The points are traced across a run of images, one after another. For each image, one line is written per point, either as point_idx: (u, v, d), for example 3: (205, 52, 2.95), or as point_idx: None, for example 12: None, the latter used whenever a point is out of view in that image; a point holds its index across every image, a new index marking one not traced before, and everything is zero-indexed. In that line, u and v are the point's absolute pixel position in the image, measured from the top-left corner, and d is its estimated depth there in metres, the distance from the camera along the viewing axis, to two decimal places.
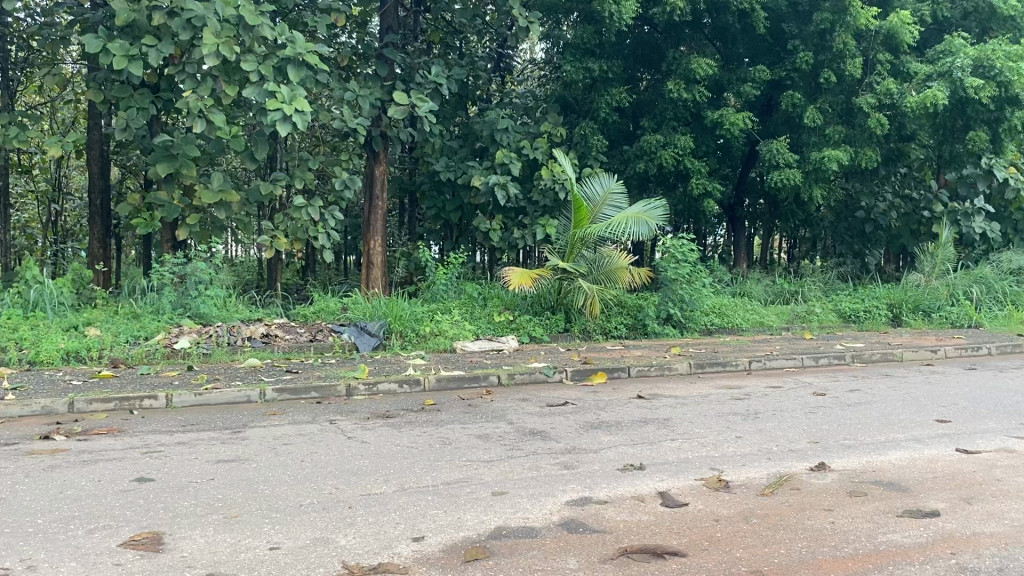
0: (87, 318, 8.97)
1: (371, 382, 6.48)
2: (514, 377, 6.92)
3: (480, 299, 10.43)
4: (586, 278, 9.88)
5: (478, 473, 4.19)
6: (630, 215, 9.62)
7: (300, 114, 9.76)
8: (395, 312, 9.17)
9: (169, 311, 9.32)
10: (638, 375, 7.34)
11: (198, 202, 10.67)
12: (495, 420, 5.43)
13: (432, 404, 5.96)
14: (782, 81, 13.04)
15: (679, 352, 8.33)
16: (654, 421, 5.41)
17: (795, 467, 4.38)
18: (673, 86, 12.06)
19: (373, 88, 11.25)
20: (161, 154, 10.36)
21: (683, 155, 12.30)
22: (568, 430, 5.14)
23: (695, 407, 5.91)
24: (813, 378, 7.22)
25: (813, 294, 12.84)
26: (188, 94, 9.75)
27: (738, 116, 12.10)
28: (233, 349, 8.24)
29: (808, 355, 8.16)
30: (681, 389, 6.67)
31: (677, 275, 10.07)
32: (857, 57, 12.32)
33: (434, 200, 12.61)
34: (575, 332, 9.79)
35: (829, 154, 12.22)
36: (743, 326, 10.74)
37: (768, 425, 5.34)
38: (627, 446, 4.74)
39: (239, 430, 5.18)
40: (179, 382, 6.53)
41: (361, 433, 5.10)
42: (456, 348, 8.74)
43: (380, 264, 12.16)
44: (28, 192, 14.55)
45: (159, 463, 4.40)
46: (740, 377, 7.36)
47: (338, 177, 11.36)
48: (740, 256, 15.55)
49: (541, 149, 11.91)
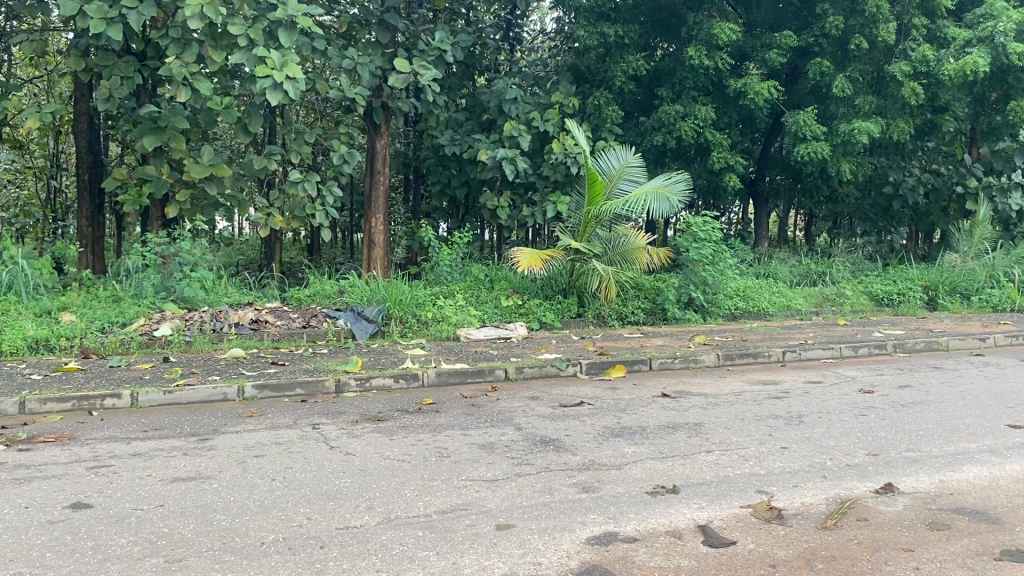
0: (63, 302, 8.32)
1: (363, 377, 5.80)
2: (523, 371, 6.22)
3: (487, 282, 9.71)
4: (600, 259, 9.13)
5: (480, 498, 3.50)
6: (649, 191, 8.77)
7: (291, 81, 8.94)
8: (395, 296, 8.47)
9: (151, 296, 8.60)
10: (660, 368, 6.65)
11: (187, 177, 9.96)
12: (502, 424, 4.75)
13: (430, 405, 5.28)
14: (810, 49, 12.20)
15: (705, 341, 7.59)
16: (683, 427, 4.72)
17: (857, 490, 3.68)
18: (694, 52, 11.26)
19: (373, 56, 10.49)
20: (149, 126, 9.68)
21: (704, 126, 11.52)
22: (585, 439, 4.45)
23: (729, 409, 5.21)
24: (854, 372, 6.50)
25: (842, 275, 12.08)
26: (172, 60, 9.05)
27: (762, 85, 11.28)
28: (218, 337, 7.56)
29: (846, 345, 7.44)
30: (709, 385, 5.97)
31: (699, 256, 9.32)
32: (891, 21, 11.48)
33: (439, 175, 11.93)
34: (590, 317, 9.11)
35: (859, 126, 11.41)
36: (769, 310, 10.06)
37: (815, 433, 4.63)
38: (656, 461, 4.05)
39: (207, 437, 4.50)
40: (151, 377, 5.86)
41: (346, 441, 4.42)
42: (461, 336, 8.09)
43: (381, 244, 11.43)
44: (21, 168, 13.96)
45: (105, 481, 3.73)
46: (773, 370, 6.65)
47: (338, 151, 10.63)
48: (761, 236, 14.79)
49: (552, 121, 11.11)
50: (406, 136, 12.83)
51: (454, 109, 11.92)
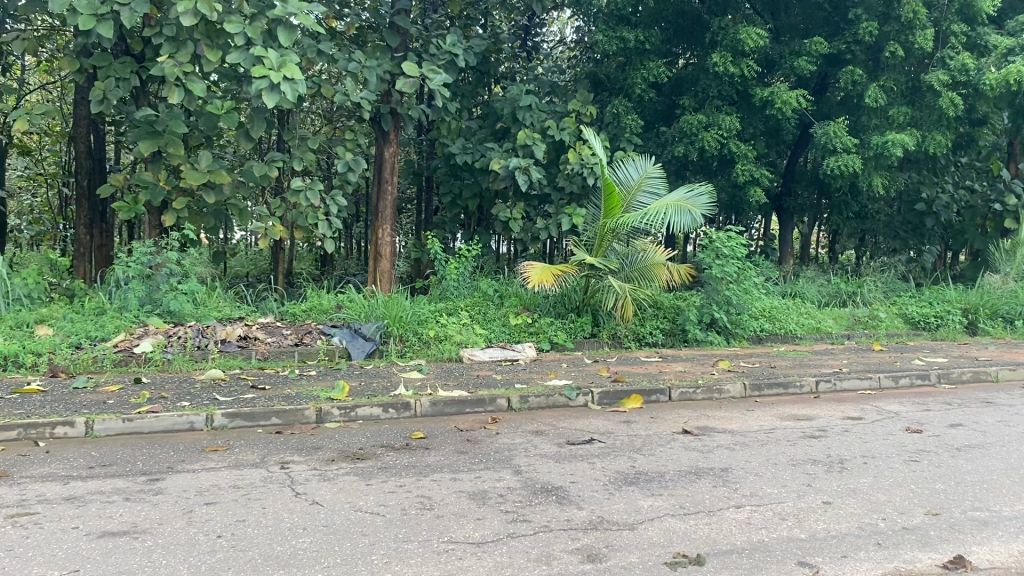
0: (42, 314, 7.79)
1: (348, 405, 5.20)
2: (527, 401, 5.60)
3: (496, 298, 9.10)
4: (617, 276, 8.51)
5: (462, 569, 2.89)
6: (669, 203, 8.10)
7: (290, 82, 8.36)
8: (394, 313, 7.88)
9: (134, 309, 8.02)
10: (680, 399, 6.01)
11: (185, 184, 9.41)
12: (499, 467, 4.13)
13: (419, 440, 4.67)
14: (840, 56, 11.56)
15: (729, 367, 6.94)
16: (708, 474, 4.08)
17: (921, 564, 3.03)
18: (718, 59, 10.63)
19: (381, 60, 9.94)
20: (145, 130, 9.14)
21: (728, 137, 10.87)
22: (594, 488, 3.82)
23: (760, 451, 4.56)
24: (897, 407, 5.82)
25: (874, 295, 11.36)
26: (164, 59, 8.50)
27: (791, 94, 10.64)
28: (201, 356, 7.00)
29: (885, 374, 6.77)
30: (736, 421, 5.32)
31: (723, 274, 8.61)
32: (928, 28, 10.81)
33: (450, 185, 11.34)
34: (604, 338, 8.50)
35: (893, 138, 10.77)
36: (798, 333, 9.40)
37: (862, 483, 3.99)
38: (676, 520, 3.42)
39: (157, 477, 3.91)
40: (115, 401, 5.29)
41: (317, 484, 3.82)
42: (464, 357, 7.49)
43: (388, 257, 10.86)
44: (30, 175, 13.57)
45: (19, 537, 3.13)
46: (806, 403, 5.99)
47: (342, 158, 10.10)
48: (786, 252, 14.13)
49: (568, 129, 10.50)
50: (417, 145, 12.29)
51: (467, 118, 11.40)
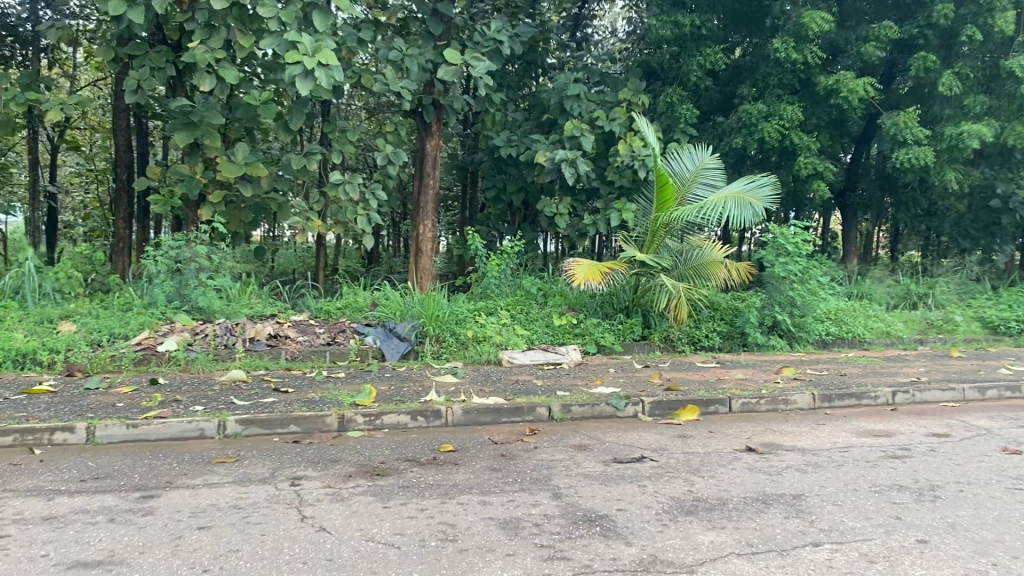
0: (67, 311, 7.50)
1: (373, 413, 4.73)
2: (570, 410, 5.08)
3: (539, 297, 8.59)
4: (670, 274, 7.93)
5: None
6: (729, 195, 7.46)
7: (326, 69, 7.91)
8: (431, 312, 7.41)
9: (162, 305, 7.65)
10: (741, 410, 5.43)
11: (221, 177, 8.98)
12: (536, 489, 3.62)
13: (449, 453, 4.18)
14: (912, 41, 10.77)
15: (794, 375, 6.32)
16: (777, 503, 3.52)
17: None
18: (779, 44, 9.97)
19: (423, 48, 9.43)
20: (181, 121, 8.63)
21: (790, 128, 10.17)
22: (644, 518, 3.29)
23: (836, 474, 3.97)
24: (987, 422, 5.17)
25: (948, 298, 10.56)
26: (196, 46, 8.18)
27: (857, 82, 9.92)
28: (226, 355, 6.61)
29: (970, 385, 6.10)
30: (805, 437, 4.74)
31: (787, 273, 7.98)
32: (1010, 9, 9.94)
33: (494, 179, 10.83)
34: (656, 341, 7.95)
35: (969, 129, 9.97)
36: (867, 337, 8.72)
37: (961, 517, 3.38)
38: (744, 562, 2.87)
39: (152, 494, 3.48)
40: (125, 404, 4.90)
41: (327, 506, 3.36)
42: (503, 360, 7.01)
43: (429, 254, 10.40)
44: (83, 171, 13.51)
45: None
46: (883, 416, 5.37)
47: (382, 150, 9.69)
48: (850, 251, 13.44)
49: (619, 120, 9.90)
50: (461, 139, 11.83)
51: (513, 110, 10.90)
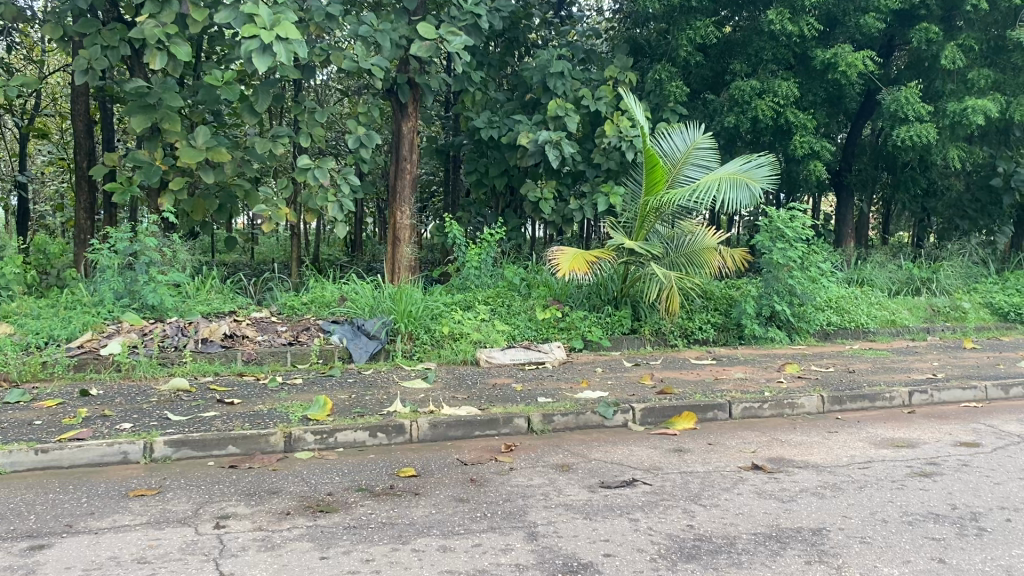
0: (5, 311, 6.83)
1: (325, 430, 4.14)
2: (551, 421, 4.51)
3: (523, 287, 7.98)
4: (661, 261, 7.35)
5: None
6: (724, 177, 6.87)
7: (286, 43, 7.14)
8: (403, 307, 6.80)
9: (109, 303, 6.94)
10: (742, 416, 4.88)
11: (181, 163, 8.19)
12: (508, 528, 3.04)
13: (408, 480, 3.60)
14: (913, 12, 10.13)
15: (799, 374, 5.77)
16: (794, 541, 2.95)
17: None
18: (774, 16, 9.30)
19: (396, 23, 8.69)
20: (138, 104, 7.79)
21: (785, 106, 9.56)
22: (637, 566, 2.72)
23: (859, 499, 3.41)
24: (1018, 428, 4.63)
25: (953, 282, 10.04)
26: (145, 20, 7.35)
27: (856, 56, 9.29)
28: (174, 358, 5.99)
29: (992, 383, 5.56)
30: (817, 449, 4.18)
31: (786, 260, 7.39)
32: None
33: (474, 163, 10.12)
34: (646, 334, 7.39)
35: (973, 105, 9.38)
36: (870, 326, 8.20)
37: (1015, 559, 2.81)
38: None
39: (43, 543, 2.88)
40: (43, 422, 4.29)
41: (251, 558, 2.76)
42: (481, 359, 6.45)
43: (407, 242, 9.65)
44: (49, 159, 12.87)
45: None
46: (900, 421, 4.82)
47: (354, 131, 8.89)
48: (846, 234, 12.90)
49: (606, 99, 9.25)
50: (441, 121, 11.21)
51: (495, 89, 10.25)
